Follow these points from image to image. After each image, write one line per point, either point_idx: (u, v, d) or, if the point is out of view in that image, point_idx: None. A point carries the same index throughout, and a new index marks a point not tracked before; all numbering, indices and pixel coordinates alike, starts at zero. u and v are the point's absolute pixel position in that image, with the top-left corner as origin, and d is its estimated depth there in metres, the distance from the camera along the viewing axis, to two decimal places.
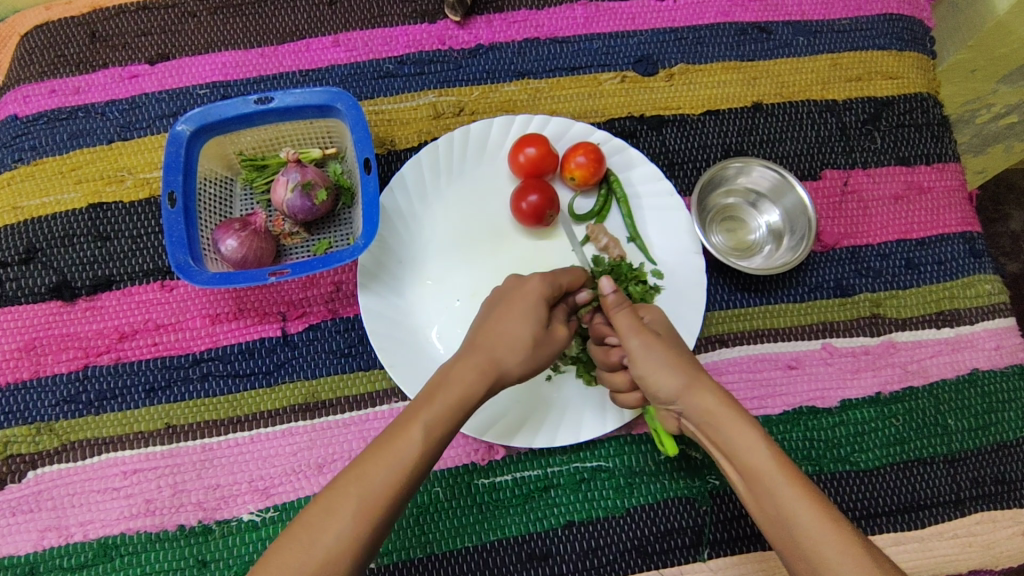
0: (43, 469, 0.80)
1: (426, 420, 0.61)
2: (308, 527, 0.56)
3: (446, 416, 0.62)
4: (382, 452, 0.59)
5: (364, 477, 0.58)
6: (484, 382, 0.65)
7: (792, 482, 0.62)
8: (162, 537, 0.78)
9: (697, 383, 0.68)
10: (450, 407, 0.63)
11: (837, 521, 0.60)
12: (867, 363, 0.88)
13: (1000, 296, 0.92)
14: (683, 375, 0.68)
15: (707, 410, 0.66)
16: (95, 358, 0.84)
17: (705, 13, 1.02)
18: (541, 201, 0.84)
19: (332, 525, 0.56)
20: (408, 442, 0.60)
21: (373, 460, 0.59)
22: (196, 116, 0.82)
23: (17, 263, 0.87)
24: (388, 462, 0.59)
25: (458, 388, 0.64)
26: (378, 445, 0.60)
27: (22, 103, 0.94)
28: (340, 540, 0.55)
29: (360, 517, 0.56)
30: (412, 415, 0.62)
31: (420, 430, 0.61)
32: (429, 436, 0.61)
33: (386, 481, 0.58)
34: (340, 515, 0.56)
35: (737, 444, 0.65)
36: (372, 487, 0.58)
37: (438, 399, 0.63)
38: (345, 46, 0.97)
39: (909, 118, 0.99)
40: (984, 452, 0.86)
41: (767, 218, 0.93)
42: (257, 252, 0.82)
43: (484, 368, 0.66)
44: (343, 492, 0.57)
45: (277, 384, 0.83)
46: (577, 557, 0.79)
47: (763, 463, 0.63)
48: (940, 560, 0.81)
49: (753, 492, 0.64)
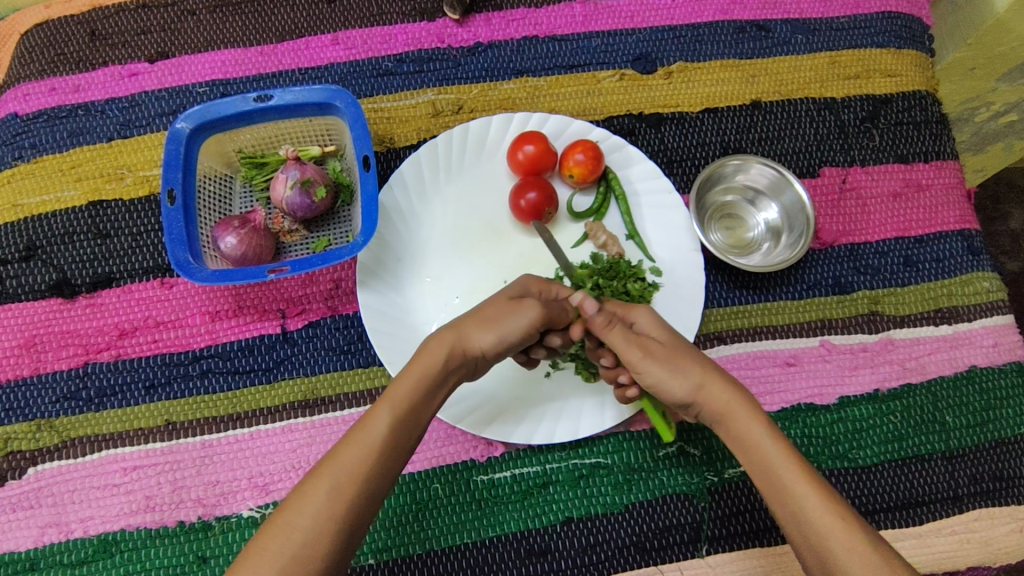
0: (43, 466, 0.80)
1: (391, 398, 0.64)
2: (288, 512, 0.58)
3: (409, 393, 0.65)
4: (353, 435, 0.62)
5: (336, 459, 0.61)
6: (441, 348, 0.67)
7: (803, 479, 0.63)
8: (162, 533, 0.78)
9: (710, 380, 0.69)
10: (413, 383, 0.65)
11: (846, 517, 0.61)
12: (866, 360, 0.88)
13: (999, 293, 0.92)
14: (694, 373, 0.69)
15: (721, 407, 0.68)
16: (95, 355, 0.84)
17: (704, 12, 1.02)
18: (539, 198, 0.84)
19: (309, 506, 0.58)
20: (376, 421, 0.63)
21: (345, 444, 0.62)
22: (196, 114, 0.82)
23: (17, 260, 0.87)
24: (359, 443, 0.61)
25: (420, 364, 0.66)
26: (350, 431, 0.63)
27: (22, 101, 0.94)
28: (316, 519, 0.57)
29: (335, 496, 0.59)
30: (379, 398, 0.65)
31: (386, 409, 0.64)
32: (396, 415, 0.63)
33: (358, 460, 0.60)
34: (314, 496, 0.58)
35: (750, 439, 0.67)
36: (344, 467, 0.60)
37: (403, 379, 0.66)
38: (345, 44, 0.97)
39: (907, 116, 0.99)
40: (983, 449, 0.86)
41: (765, 215, 0.93)
42: (257, 249, 0.83)
43: (444, 335, 0.68)
44: (317, 476, 0.60)
45: (277, 381, 0.83)
46: (576, 553, 0.79)
47: (775, 458, 0.65)
48: (939, 556, 0.82)
49: (766, 486, 0.65)
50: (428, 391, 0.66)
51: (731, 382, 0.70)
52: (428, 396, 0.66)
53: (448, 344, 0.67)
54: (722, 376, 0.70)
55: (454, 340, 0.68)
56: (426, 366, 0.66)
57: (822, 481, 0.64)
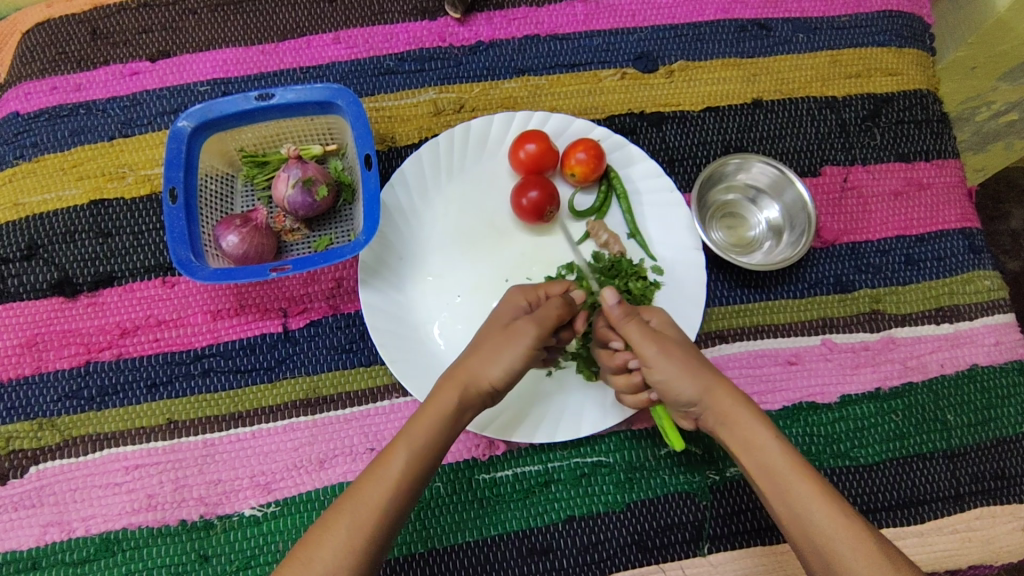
0: (45, 465, 0.81)
1: (408, 439, 0.67)
2: (311, 543, 0.63)
3: (425, 436, 0.67)
4: (372, 473, 0.66)
5: (357, 497, 0.64)
6: (453, 390, 0.70)
7: (806, 480, 0.64)
8: (163, 532, 0.78)
9: (716, 383, 0.70)
10: (428, 424, 0.68)
11: (849, 515, 0.63)
12: (867, 358, 0.88)
13: (1000, 292, 0.92)
14: (700, 377, 0.70)
15: (725, 409, 0.69)
16: (97, 354, 0.84)
17: (705, 11, 1.02)
18: (541, 197, 0.84)
19: (330, 541, 0.62)
20: (393, 459, 0.66)
21: (365, 483, 0.65)
22: (197, 112, 0.82)
23: (18, 259, 0.87)
24: (377, 481, 0.65)
25: (434, 408, 0.69)
26: (369, 467, 0.67)
27: (23, 100, 0.94)
28: (337, 553, 0.61)
29: (355, 532, 0.62)
30: (396, 436, 0.68)
31: (403, 449, 0.67)
32: (413, 454, 0.67)
33: (377, 499, 0.64)
34: (335, 531, 0.63)
35: (753, 442, 0.67)
36: (363, 504, 0.64)
37: (419, 423, 0.68)
38: (346, 43, 0.97)
39: (908, 115, 0.99)
40: (984, 447, 0.86)
41: (767, 214, 0.93)
42: (258, 248, 0.83)
43: (455, 376, 0.71)
44: (338, 512, 0.64)
45: (278, 380, 0.83)
46: (577, 552, 0.79)
47: (778, 458, 0.66)
48: (940, 555, 0.82)
49: (768, 490, 0.66)
50: (443, 427, 0.69)
51: (733, 386, 0.70)
52: (446, 436, 0.69)
53: (458, 384, 0.70)
54: (723, 380, 0.71)
55: (463, 379, 0.70)
56: (439, 408, 0.69)
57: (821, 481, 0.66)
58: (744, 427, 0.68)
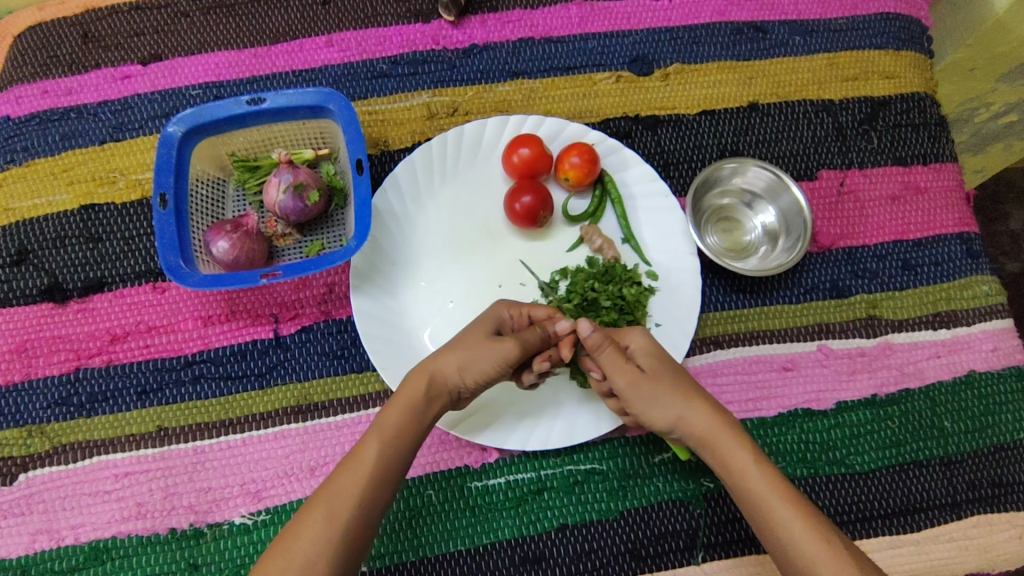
0: (34, 472, 0.80)
1: (380, 426, 0.68)
2: (289, 537, 0.62)
3: (395, 425, 0.68)
4: (346, 463, 0.66)
5: (332, 488, 0.64)
6: (420, 379, 0.70)
7: (788, 505, 0.64)
8: (154, 540, 0.78)
9: (692, 408, 0.70)
10: (398, 412, 0.68)
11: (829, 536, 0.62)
12: (863, 364, 0.87)
13: (998, 297, 0.91)
14: (677, 405, 0.71)
15: (709, 432, 0.69)
16: (86, 360, 0.84)
17: (701, 13, 1.01)
18: (534, 202, 0.83)
19: (308, 531, 0.61)
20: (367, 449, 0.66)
21: (340, 473, 0.65)
22: (188, 117, 0.82)
23: (8, 265, 0.87)
24: (351, 470, 0.65)
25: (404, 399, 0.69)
26: (345, 460, 0.67)
27: (14, 104, 0.93)
28: (314, 544, 0.61)
29: (331, 521, 0.62)
30: (370, 427, 0.68)
31: (376, 437, 0.67)
32: (385, 441, 0.67)
33: (353, 487, 0.64)
34: (312, 521, 0.62)
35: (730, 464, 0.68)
36: (338, 492, 0.63)
37: (389, 414, 0.69)
38: (339, 46, 0.97)
39: (906, 118, 0.98)
40: (982, 454, 0.85)
41: (761, 218, 0.92)
42: (249, 254, 0.82)
43: (422, 368, 0.71)
44: (313, 505, 0.63)
45: (270, 387, 0.83)
46: (571, 560, 0.78)
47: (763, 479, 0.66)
48: (937, 563, 0.81)
49: (753, 509, 0.66)
50: (414, 416, 0.69)
51: (712, 407, 0.71)
52: (418, 425, 0.69)
53: (425, 375, 0.70)
54: (704, 404, 0.71)
55: (430, 369, 0.71)
56: (410, 398, 0.69)
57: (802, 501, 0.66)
58: (728, 450, 0.68)
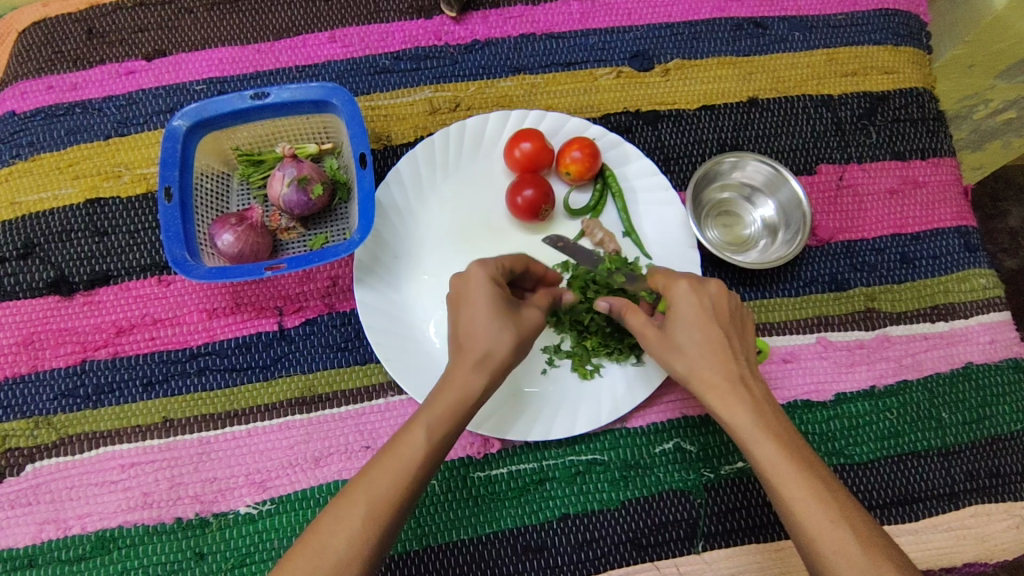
0: (41, 463, 0.81)
1: (429, 415, 0.62)
2: (324, 529, 0.57)
3: (445, 418, 0.61)
4: (388, 456, 0.60)
5: (372, 482, 0.59)
6: (468, 371, 0.63)
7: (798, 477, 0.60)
8: (160, 530, 0.78)
9: (699, 360, 0.66)
10: (447, 406, 0.62)
11: (833, 526, 0.58)
12: (862, 357, 0.88)
13: (995, 290, 0.92)
14: (690, 357, 0.67)
15: (712, 399, 0.66)
16: (93, 353, 0.84)
17: (701, 9, 1.02)
18: (536, 195, 0.84)
19: (345, 527, 0.57)
20: (412, 443, 0.60)
21: (380, 465, 0.60)
22: (192, 111, 0.82)
23: (14, 258, 0.88)
24: (395, 466, 0.59)
25: (454, 394, 0.62)
26: (385, 448, 0.61)
27: (20, 99, 0.94)
28: (351, 543, 0.57)
29: (371, 521, 0.58)
30: (415, 418, 0.62)
31: (423, 433, 0.61)
32: (433, 438, 0.61)
33: (394, 486, 0.59)
34: (349, 517, 0.58)
35: (737, 425, 0.64)
36: (380, 491, 0.59)
37: (438, 405, 0.62)
38: (342, 42, 0.98)
39: (904, 113, 0.99)
40: (979, 445, 0.86)
41: (761, 212, 0.93)
42: (253, 247, 0.83)
43: (465, 358, 0.64)
44: (351, 497, 0.59)
45: (274, 378, 0.84)
46: (573, 549, 0.79)
47: (769, 457, 0.62)
48: (936, 552, 0.82)
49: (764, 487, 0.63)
50: (464, 412, 0.63)
51: (728, 364, 0.66)
52: (465, 418, 0.63)
53: (471, 366, 0.63)
54: (722, 359, 0.66)
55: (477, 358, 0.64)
56: (462, 392, 0.62)
57: (817, 483, 0.60)
58: (734, 422, 0.64)
